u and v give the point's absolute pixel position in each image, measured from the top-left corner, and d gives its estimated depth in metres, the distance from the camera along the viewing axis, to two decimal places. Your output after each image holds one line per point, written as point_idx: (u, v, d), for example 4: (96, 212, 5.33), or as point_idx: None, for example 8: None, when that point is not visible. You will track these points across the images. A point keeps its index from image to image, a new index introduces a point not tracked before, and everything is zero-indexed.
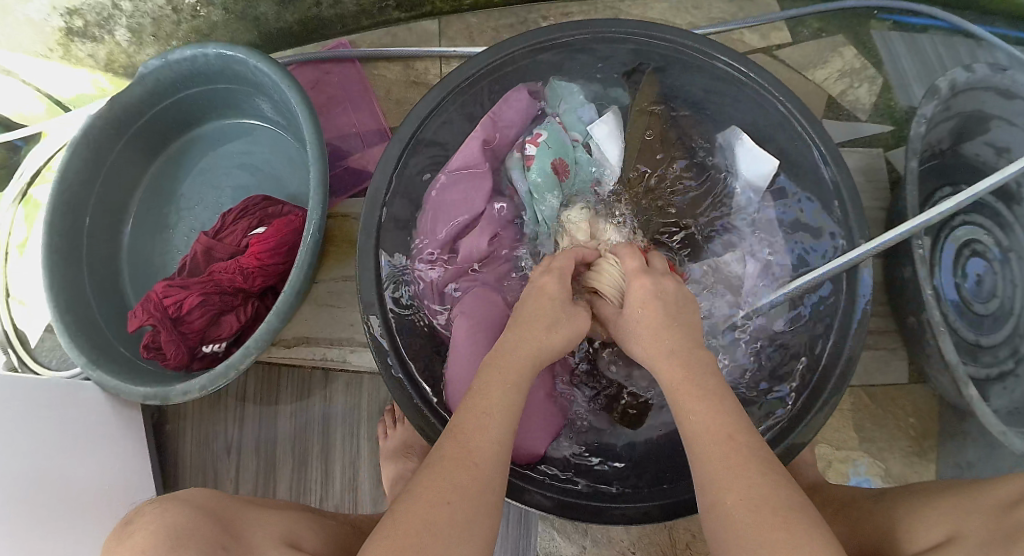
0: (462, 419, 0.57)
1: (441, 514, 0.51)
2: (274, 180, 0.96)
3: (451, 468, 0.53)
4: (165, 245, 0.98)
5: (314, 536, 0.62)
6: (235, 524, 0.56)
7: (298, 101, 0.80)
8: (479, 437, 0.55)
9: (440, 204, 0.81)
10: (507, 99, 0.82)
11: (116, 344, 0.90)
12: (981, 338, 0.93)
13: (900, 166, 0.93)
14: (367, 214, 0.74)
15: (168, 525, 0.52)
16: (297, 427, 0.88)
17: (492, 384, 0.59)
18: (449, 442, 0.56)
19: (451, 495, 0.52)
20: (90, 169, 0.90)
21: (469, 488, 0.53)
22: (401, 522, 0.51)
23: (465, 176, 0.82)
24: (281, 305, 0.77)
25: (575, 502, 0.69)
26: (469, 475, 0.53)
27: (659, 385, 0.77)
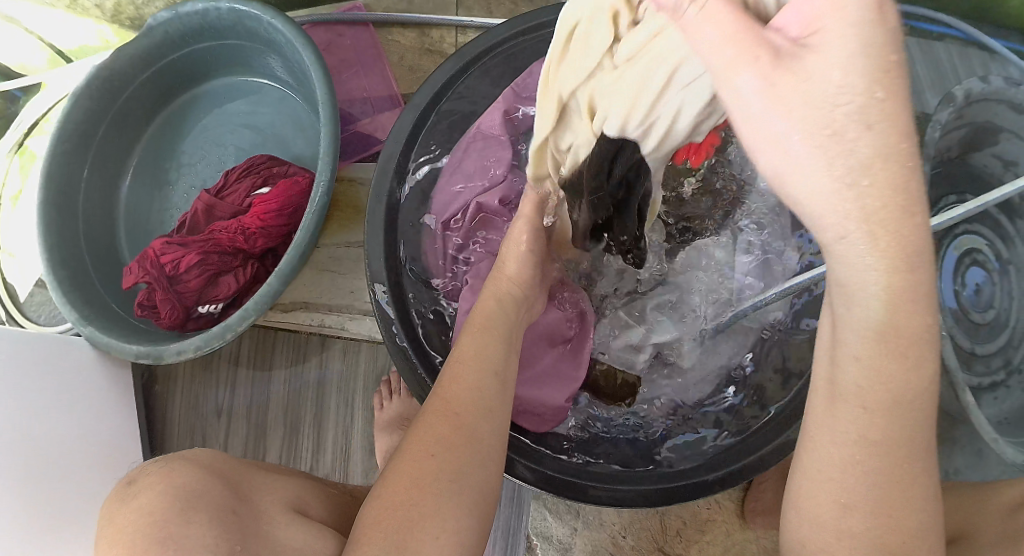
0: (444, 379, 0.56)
1: (424, 473, 0.50)
2: (280, 142, 0.94)
3: (433, 425, 0.53)
4: (163, 204, 0.95)
5: (315, 501, 0.61)
6: (246, 487, 0.55)
7: (312, 59, 0.78)
8: (459, 390, 0.55)
9: (452, 174, 0.79)
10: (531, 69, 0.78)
11: (109, 301, 0.88)
12: (976, 347, 0.93)
13: (908, 171, 0.92)
14: (378, 180, 0.73)
15: (177, 484, 0.50)
16: (290, 392, 0.86)
17: (479, 343, 0.58)
18: (434, 399, 0.55)
19: (431, 447, 0.51)
20: (90, 121, 0.88)
21: (452, 441, 0.52)
22: (392, 485, 0.51)
23: (479, 146, 0.79)
24: (283, 268, 0.76)
25: (561, 479, 0.68)
26: (458, 436, 0.52)
27: (644, 355, 0.77)
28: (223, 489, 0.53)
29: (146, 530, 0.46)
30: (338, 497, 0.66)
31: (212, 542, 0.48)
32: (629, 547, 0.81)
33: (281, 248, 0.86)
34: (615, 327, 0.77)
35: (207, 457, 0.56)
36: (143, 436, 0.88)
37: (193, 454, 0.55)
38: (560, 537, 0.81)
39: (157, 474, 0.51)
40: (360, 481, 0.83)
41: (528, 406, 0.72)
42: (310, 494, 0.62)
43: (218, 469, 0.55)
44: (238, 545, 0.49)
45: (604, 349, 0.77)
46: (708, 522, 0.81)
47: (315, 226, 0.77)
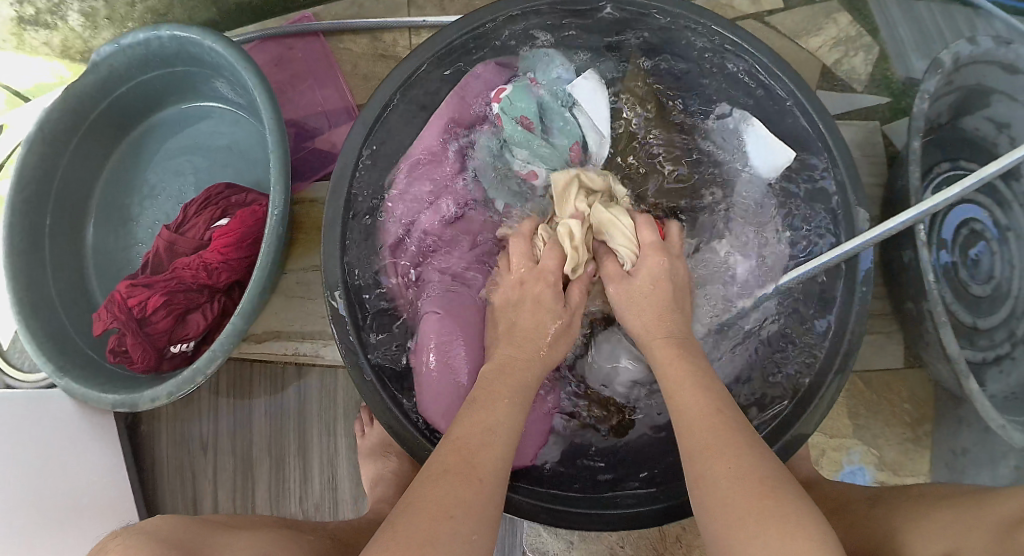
0: (456, 430, 0.57)
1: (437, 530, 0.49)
2: (239, 166, 0.91)
3: (456, 488, 0.51)
4: (130, 239, 0.93)
5: (291, 553, 0.60)
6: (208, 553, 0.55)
7: (256, 84, 0.75)
8: (482, 454, 0.54)
9: (413, 190, 0.77)
10: (476, 72, 0.79)
11: (83, 345, 0.86)
12: (978, 321, 0.90)
13: (897, 142, 0.89)
14: (335, 188, 0.70)
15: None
16: (273, 424, 0.84)
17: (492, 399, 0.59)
18: (448, 455, 0.54)
19: (455, 509, 0.50)
20: (47, 165, 0.86)
21: (477, 506, 0.51)
22: (410, 539, 0.48)
23: (437, 158, 0.77)
24: (246, 304, 0.74)
25: (562, 509, 0.67)
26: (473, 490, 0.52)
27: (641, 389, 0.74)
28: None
29: None
30: (320, 544, 0.63)
31: None
32: None
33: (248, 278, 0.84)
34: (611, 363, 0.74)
35: (168, 525, 0.56)
36: (132, 477, 0.87)
37: (155, 526, 0.56)
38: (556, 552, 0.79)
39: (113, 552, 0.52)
40: (350, 510, 0.82)
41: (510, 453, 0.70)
42: (284, 546, 0.60)
43: (178, 539, 0.54)
44: None
45: (602, 384, 0.75)
46: None
47: (274, 254, 0.74)
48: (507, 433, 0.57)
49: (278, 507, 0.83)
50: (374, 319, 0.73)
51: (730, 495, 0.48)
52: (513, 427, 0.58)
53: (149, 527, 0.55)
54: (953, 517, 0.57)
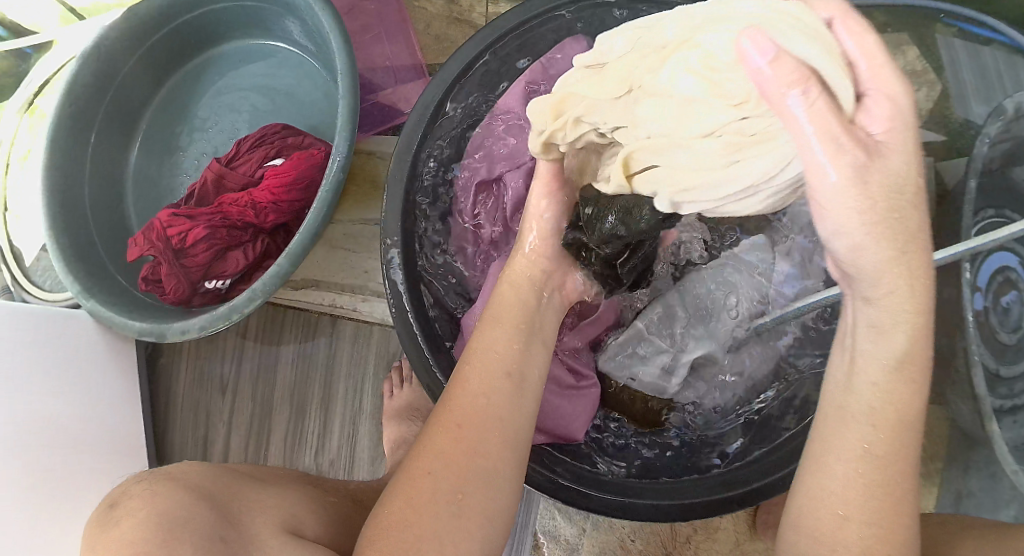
0: (463, 381, 0.55)
1: (428, 491, 0.50)
2: (296, 109, 0.90)
3: (437, 444, 0.52)
4: (173, 171, 0.92)
5: (313, 516, 0.59)
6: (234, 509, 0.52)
7: (333, 27, 0.74)
8: (466, 404, 0.54)
9: (484, 158, 0.77)
10: (559, 47, 0.75)
11: (113, 270, 0.85)
12: (1001, 368, 0.91)
13: (950, 180, 0.91)
14: (409, 135, 0.69)
15: (162, 512, 0.48)
16: (299, 372, 0.84)
17: (497, 345, 0.57)
18: (439, 411, 0.54)
19: (432, 466, 0.51)
20: (101, 83, 0.84)
21: (457, 461, 0.51)
22: (394, 502, 0.51)
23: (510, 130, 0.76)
24: (294, 248, 0.72)
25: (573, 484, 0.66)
26: (467, 455, 0.52)
27: (675, 378, 0.75)
28: (212, 514, 0.50)
29: None
30: (336, 506, 0.64)
31: None
32: (637, 550, 0.79)
33: (292, 223, 0.83)
34: (639, 355, 0.75)
35: (195, 474, 0.55)
36: (145, 410, 0.86)
37: (181, 472, 0.54)
38: (567, 538, 0.80)
39: (138, 499, 0.49)
40: (364, 470, 0.81)
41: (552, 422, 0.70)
42: (307, 509, 0.60)
43: (207, 488, 0.53)
44: None
45: (636, 373, 0.75)
46: (719, 531, 0.79)
47: (329, 203, 0.73)
48: (497, 372, 0.55)
49: (292, 457, 0.82)
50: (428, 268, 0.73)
51: (855, 499, 0.47)
52: (508, 370, 0.56)
53: (176, 472, 0.54)
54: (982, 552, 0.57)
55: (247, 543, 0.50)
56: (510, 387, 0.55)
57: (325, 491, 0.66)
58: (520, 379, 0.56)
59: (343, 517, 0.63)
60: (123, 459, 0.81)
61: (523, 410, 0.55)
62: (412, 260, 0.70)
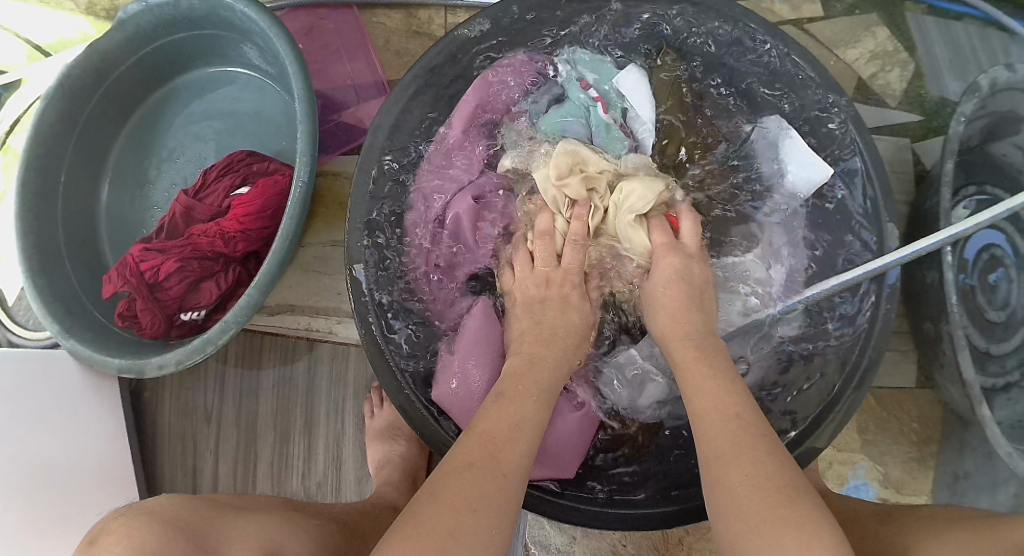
0: (485, 421, 0.56)
1: (458, 522, 0.48)
2: (261, 133, 0.89)
3: (478, 465, 0.52)
4: (146, 202, 0.92)
5: (296, 537, 0.59)
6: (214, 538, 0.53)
7: (288, 51, 0.73)
8: (504, 434, 0.55)
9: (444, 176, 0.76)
10: (501, 63, 0.76)
11: (91, 306, 0.85)
12: (992, 347, 0.90)
13: (927, 161, 0.89)
14: (365, 162, 0.70)
15: (135, 547, 0.49)
16: (280, 398, 0.84)
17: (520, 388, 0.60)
18: (472, 437, 0.55)
19: (476, 484, 0.51)
20: (65, 121, 0.84)
21: (499, 482, 0.51)
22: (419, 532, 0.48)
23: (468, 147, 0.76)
24: (264, 276, 0.72)
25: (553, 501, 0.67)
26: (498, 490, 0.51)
27: (665, 409, 0.73)
28: (181, 545, 0.51)
29: None
30: (323, 527, 0.63)
31: None
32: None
33: (264, 249, 0.82)
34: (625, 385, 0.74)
35: (176, 506, 0.55)
36: (133, 443, 0.87)
37: (159, 506, 0.54)
38: (558, 546, 0.79)
39: (116, 534, 0.50)
40: (352, 492, 0.81)
41: (547, 461, 0.70)
42: (292, 534, 0.59)
43: (185, 521, 0.53)
44: None
45: (625, 406, 0.74)
46: (711, 532, 0.79)
47: (295, 229, 0.73)
48: (532, 413, 0.58)
49: (280, 482, 0.82)
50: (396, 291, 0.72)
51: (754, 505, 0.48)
52: (534, 420, 0.57)
53: (155, 507, 0.54)
54: (963, 542, 0.57)
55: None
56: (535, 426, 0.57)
57: (307, 511, 0.65)
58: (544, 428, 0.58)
59: (331, 537, 0.62)
60: (115, 494, 0.82)
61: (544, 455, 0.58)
62: (380, 284, 0.71)
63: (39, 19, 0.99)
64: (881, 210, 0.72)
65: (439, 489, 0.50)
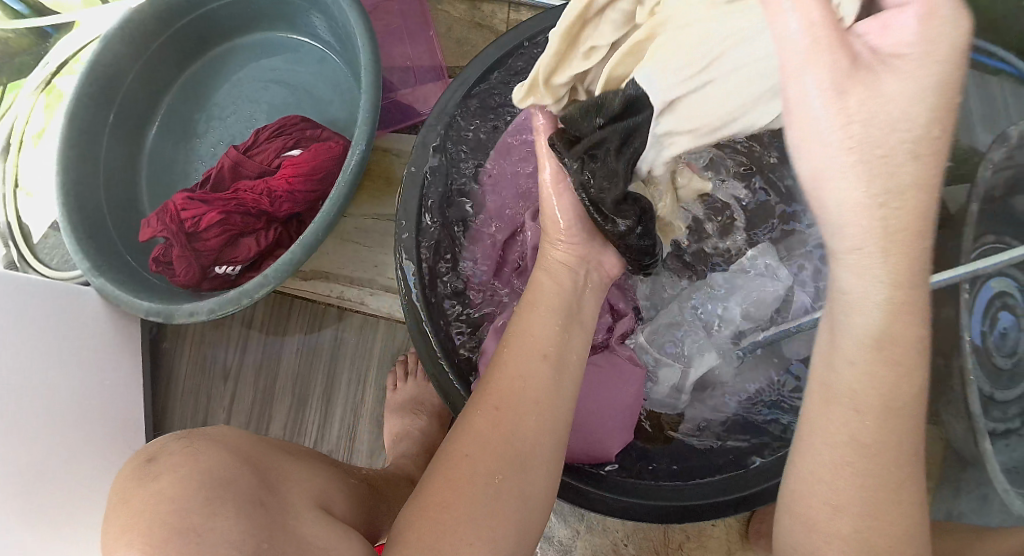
0: (499, 371, 0.56)
1: (469, 481, 0.52)
2: (313, 101, 0.91)
3: (478, 425, 0.54)
4: (186, 157, 0.93)
5: (337, 494, 0.60)
6: (274, 476, 0.54)
7: (358, 22, 0.75)
8: (505, 386, 0.55)
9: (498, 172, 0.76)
10: None
11: (124, 251, 0.86)
12: (996, 392, 0.93)
13: (952, 205, 0.92)
14: (426, 137, 0.71)
15: (200, 471, 0.49)
16: (301, 363, 0.84)
17: (533, 316, 0.59)
18: (487, 399, 0.55)
19: (468, 448, 0.53)
20: (122, 64, 0.85)
21: (494, 449, 0.53)
22: (436, 491, 0.53)
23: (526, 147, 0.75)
24: (308, 237, 0.73)
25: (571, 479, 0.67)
26: (506, 447, 0.53)
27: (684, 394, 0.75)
28: (244, 480, 0.51)
29: (164, 518, 0.46)
30: (356, 489, 0.64)
31: (238, 537, 0.46)
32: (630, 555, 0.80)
33: (306, 214, 0.83)
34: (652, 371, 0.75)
35: (237, 439, 0.55)
36: (148, 393, 0.87)
37: (220, 434, 0.55)
38: (561, 539, 0.80)
39: (178, 455, 0.50)
40: (363, 461, 0.82)
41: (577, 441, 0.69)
42: (334, 486, 0.60)
43: (246, 453, 0.54)
44: (263, 541, 0.47)
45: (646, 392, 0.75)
46: (713, 539, 0.80)
47: (345, 195, 0.74)
48: (533, 354, 0.56)
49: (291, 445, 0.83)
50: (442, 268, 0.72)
51: None
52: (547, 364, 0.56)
53: (217, 434, 0.55)
54: None
55: (278, 510, 0.51)
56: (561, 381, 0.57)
57: (345, 472, 0.66)
58: (558, 362, 0.57)
59: (359, 495, 0.63)
60: (124, 437, 0.82)
61: (564, 389, 0.56)
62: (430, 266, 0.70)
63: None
64: None
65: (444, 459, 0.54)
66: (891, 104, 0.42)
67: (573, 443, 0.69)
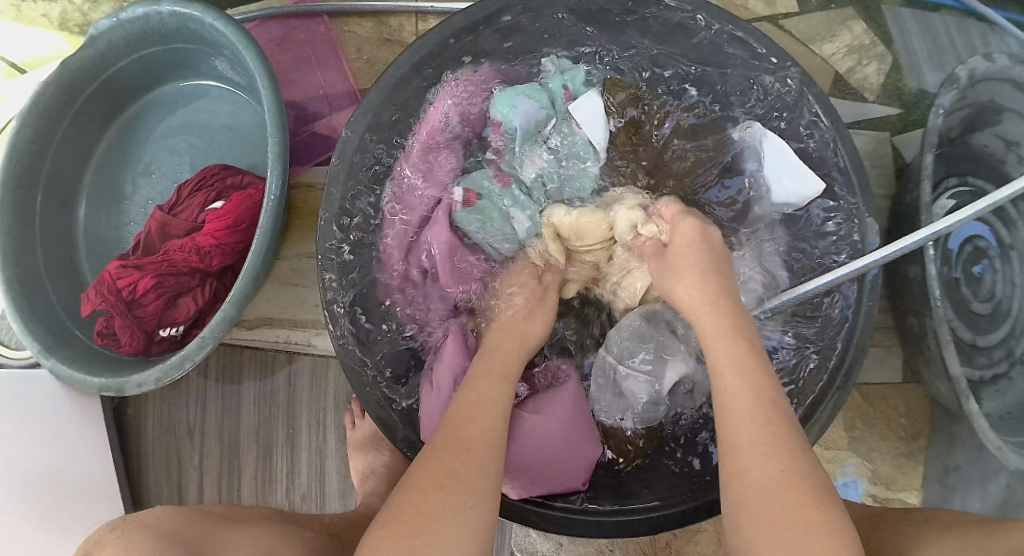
0: (464, 399, 0.60)
1: (438, 505, 0.51)
2: (234, 144, 0.89)
3: (439, 462, 0.54)
4: (122, 219, 0.91)
5: (288, 551, 0.58)
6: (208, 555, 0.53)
7: (256, 63, 0.73)
8: (471, 433, 0.57)
9: (410, 199, 0.76)
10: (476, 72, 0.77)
11: (70, 325, 0.85)
12: (977, 338, 0.90)
13: (905, 154, 0.88)
14: (336, 170, 0.69)
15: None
16: (262, 413, 0.83)
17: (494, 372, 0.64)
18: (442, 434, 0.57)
19: (445, 483, 0.52)
20: (40, 140, 0.84)
21: (459, 477, 0.53)
22: (394, 518, 0.51)
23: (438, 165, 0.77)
24: (238, 293, 0.72)
25: (546, 510, 0.66)
26: (466, 477, 0.53)
27: (660, 406, 0.72)
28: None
29: None
30: (315, 542, 0.63)
31: None
32: None
33: (241, 263, 0.82)
34: (620, 392, 0.73)
35: (168, 516, 0.55)
36: (118, 463, 0.86)
37: (155, 518, 0.54)
38: (545, 553, 0.79)
39: (110, 548, 0.50)
40: (336, 503, 0.81)
41: (549, 478, 0.68)
42: (286, 548, 0.59)
43: (179, 537, 0.53)
44: None
45: (620, 416, 0.73)
46: (699, 533, 0.78)
47: (270, 242, 0.72)
48: (493, 409, 0.59)
49: (264, 496, 0.82)
50: (359, 291, 0.72)
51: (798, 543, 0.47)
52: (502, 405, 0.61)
53: (151, 519, 0.54)
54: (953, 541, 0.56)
55: None
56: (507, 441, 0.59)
57: (298, 526, 0.65)
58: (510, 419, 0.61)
59: (320, 549, 0.62)
60: (100, 512, 0.82)
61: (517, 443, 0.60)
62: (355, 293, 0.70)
63: (12, 38, 0.98)
64: (862, 205, 0.70)
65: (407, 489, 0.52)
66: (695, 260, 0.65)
67: (538, 481, 0.67)
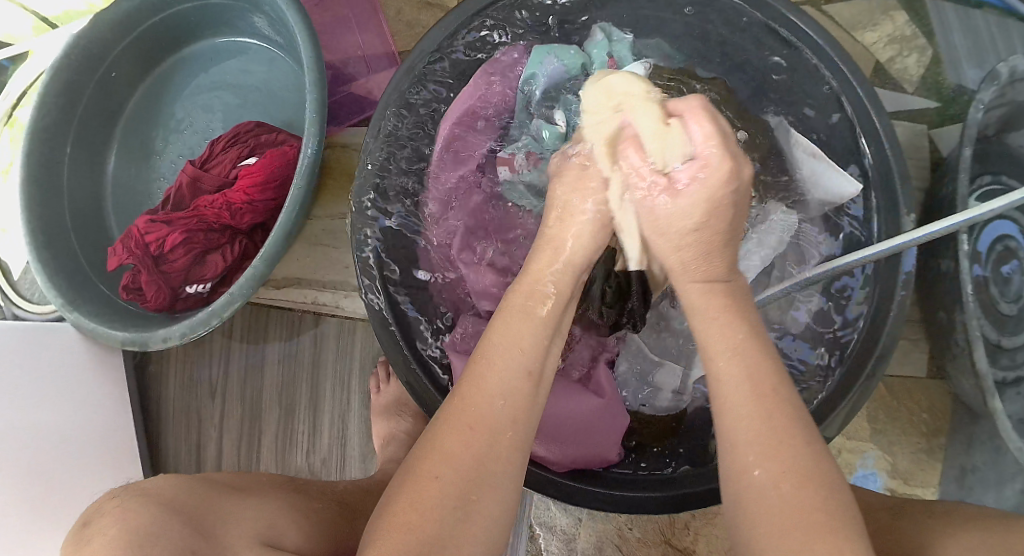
0: (492, 346, 0.53)
1: (444, 492, 0.48)
2: (268, 104, 0.88)
3: (448, 442, 0.49)
4: (153, 173, 0.91)
5: (295, 526, 0.58)
6: (212, 522, 0.52)
7: (298, 18, 0.72)
8: (480, 401, 0.50)
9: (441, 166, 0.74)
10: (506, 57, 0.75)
11: (95, 279, 0.84)
12: (1003, 338, 0.89)
13: (942, 147, 0.88)
14: (372, 131, 0.68)
15: (131, 529, 0.47)
16: (285, 373, 0.83)
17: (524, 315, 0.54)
18: (452, 402, 0.51)
19: (441, 471, 0.48)
20: (73, 91, 0.83)
21: (464, 459, 0.49)
22: (399, 501, 0.48)
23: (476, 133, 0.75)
24: (269, 250, 0.71)
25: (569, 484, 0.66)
26: (475, 457, 0.49)
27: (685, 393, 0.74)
28: (182, 527, 0.49)
29: None
30: (321, 512, 0.62)
31: None
32: (635, 539, 0.78)
33: (271, 222, 0.82)
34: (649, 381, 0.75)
35: (171, 488, 0.53)
36: (137, 420, 0.86)
37: (156, 488, 0.53)
38: (563, 527, 0.79)
39: (110, 515, 0.48)
40: (356, 469, 0.81)
41: (585, 454, 0.68)
42: (289, 519, 0.58)
43: (185, 507, 0.51)
44: None
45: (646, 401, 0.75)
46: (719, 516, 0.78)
47: (302, 200, 0.72)
48: (514, 367, 0.52)
49: (282, 458, 0.82)
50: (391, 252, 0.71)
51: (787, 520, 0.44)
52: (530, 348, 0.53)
53: (151, 488, 0.52)
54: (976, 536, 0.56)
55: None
56: (531, 409, 0.52)
57: (307, 495, 0.64)
58: (540, 376, 0.53)
59: (329, 523, 0.61)
60: (118, 467, 0.81)
61: (538, 407, 0.52)
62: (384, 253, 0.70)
63: None
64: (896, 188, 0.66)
65: (410, 474, 0.49)
66: (679, 221, 0.55)
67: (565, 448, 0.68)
